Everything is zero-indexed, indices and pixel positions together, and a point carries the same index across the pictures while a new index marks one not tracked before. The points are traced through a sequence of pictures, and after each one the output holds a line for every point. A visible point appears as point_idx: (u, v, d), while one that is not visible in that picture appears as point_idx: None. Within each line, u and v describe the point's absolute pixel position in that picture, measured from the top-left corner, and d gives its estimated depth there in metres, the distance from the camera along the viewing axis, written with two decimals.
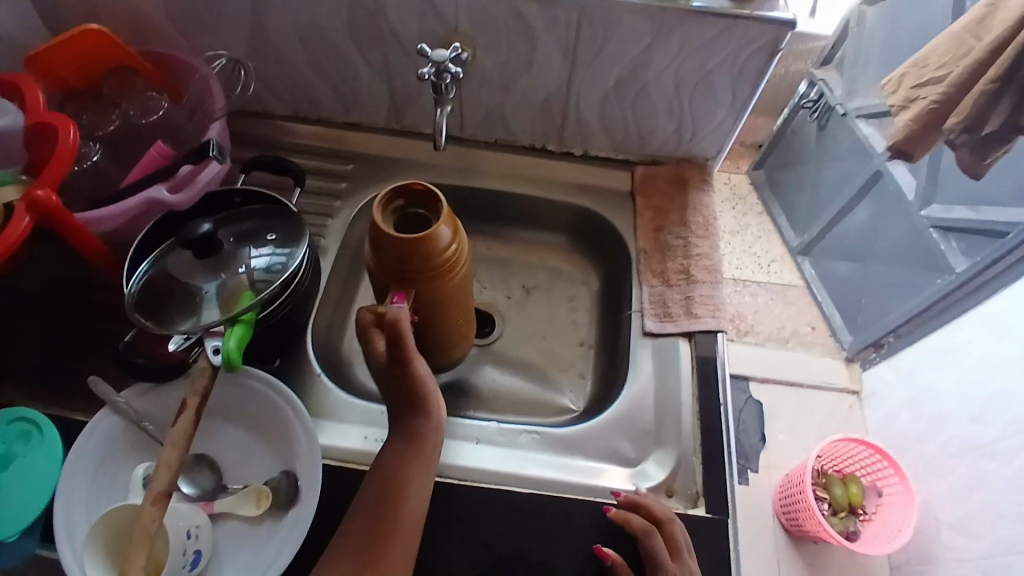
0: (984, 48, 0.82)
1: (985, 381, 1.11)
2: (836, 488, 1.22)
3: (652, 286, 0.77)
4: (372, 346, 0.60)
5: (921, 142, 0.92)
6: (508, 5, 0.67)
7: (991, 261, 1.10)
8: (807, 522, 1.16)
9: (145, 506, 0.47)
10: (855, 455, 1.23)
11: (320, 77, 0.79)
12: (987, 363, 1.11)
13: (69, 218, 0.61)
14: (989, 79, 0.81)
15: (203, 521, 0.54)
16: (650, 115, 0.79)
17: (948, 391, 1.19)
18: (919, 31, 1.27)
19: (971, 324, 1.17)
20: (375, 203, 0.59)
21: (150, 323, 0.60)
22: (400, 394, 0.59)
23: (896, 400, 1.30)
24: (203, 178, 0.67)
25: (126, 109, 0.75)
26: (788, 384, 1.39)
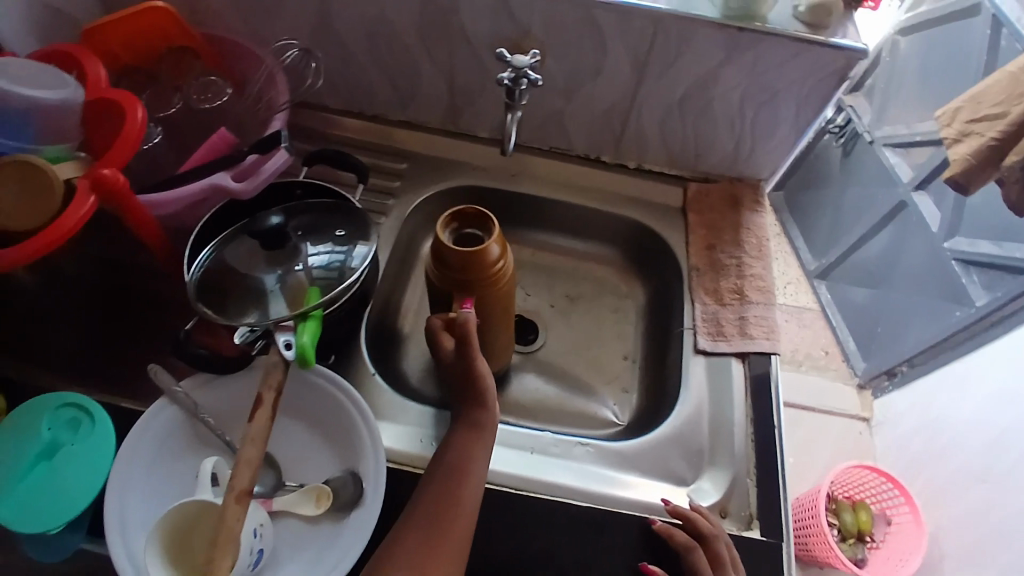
0: None
1: (995, 417, 1.10)
2: (847, 514, 1.20)
3: (705, 304, 0.76)
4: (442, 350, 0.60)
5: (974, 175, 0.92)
6: (584, 13, 0.67)
7: (1011, 297, 1.11)
8: (817, 548, 1.15)
9: (230, 503, 0.47)
10: (866, 483, 1.22)
11: (381, 72, 0.79)
12: (999, 397, 1.10)
13: (133, 200, 0.59)
14: None
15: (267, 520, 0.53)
16: (709, 133, 0.79)
17: (961, 421, 1.17)
18: (949, 64, 1.29)
19: (985, 357, 1.16)
20: (435, 223, 0.60)
21: (212, 312, 0.58)
22: (465, 385, 0.59)
23: (908, 427, 1.27)
24: (267, 169, 0.66)
25: (186, 92, 0.73)
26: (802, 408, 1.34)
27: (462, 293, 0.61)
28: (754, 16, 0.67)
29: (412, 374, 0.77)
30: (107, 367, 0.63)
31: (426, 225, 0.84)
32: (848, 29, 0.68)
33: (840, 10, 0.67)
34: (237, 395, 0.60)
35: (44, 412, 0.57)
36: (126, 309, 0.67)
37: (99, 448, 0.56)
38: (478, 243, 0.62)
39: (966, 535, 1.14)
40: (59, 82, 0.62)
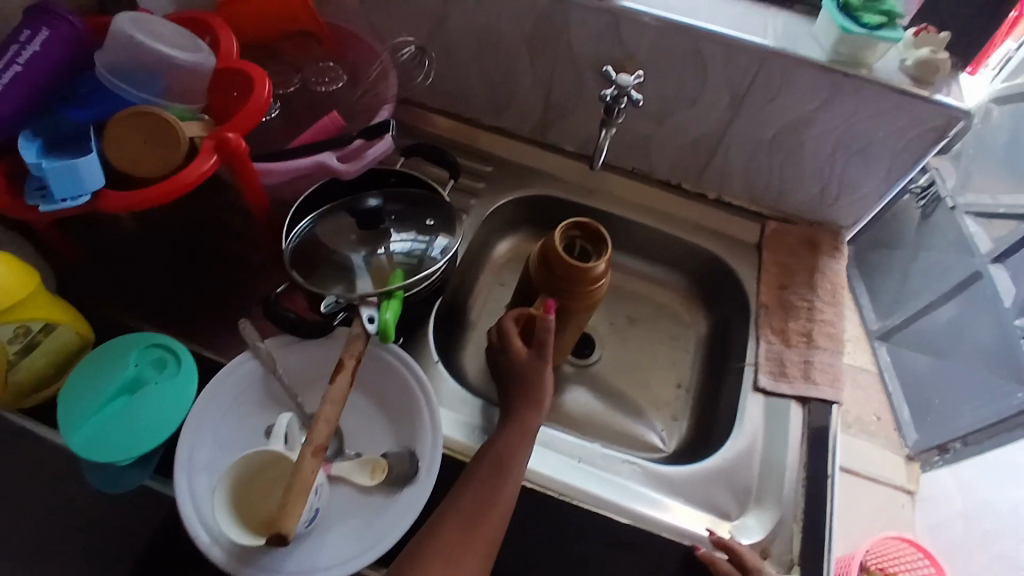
0: None
1: None
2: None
3: (770, 342, 0.76)
4: (508, 337, 0.63)
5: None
6: (691, 42, 0.69)
7: None
8: None
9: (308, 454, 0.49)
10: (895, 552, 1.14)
11: (482, 78, 0.82)
12: None
13: (248, 165, 0.64)
14: None
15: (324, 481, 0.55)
16: (796, 174, 0.79)
17: None
18: None
19: None
20: (557, 228, 0.63)
21: (300, 278, 0.62)
22: (516, 376, 0.62)
23: None
24: (369, 155, 0.69)
25: (305, 74, 0.78)
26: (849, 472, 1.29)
27: (550, 295, 0.65)
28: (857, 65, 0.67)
29: (469, 370, 0.79)
30: (194, 317, 0.67)
31: (500, 229, 0.87)
32: (953, 87, 0.67)
33: (948, 68, 0.67)
34: (313, 360, 0.63)
35: (131, 349, 0.60)
36: (219, 266, 0.71)
37: (177, 389, 0.59)
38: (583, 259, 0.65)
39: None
40: (194, 47, 0.68)
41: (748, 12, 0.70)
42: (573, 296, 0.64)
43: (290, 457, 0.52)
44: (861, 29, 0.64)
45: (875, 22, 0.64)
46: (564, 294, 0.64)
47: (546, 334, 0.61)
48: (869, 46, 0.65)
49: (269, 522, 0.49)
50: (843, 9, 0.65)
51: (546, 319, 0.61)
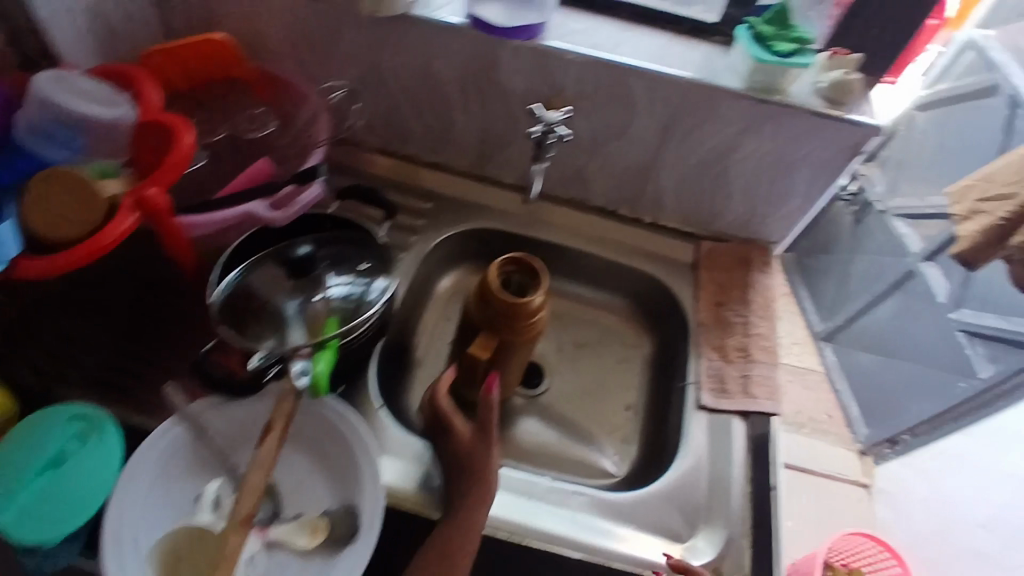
0: None
1: None
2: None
3: (710, 359, 0.77)
4: (444, 411, 0.63)
5: (983, 252, 0.83)
6: (615, 77, 0.71)
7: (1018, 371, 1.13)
8: None
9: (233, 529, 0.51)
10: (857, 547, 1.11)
11: (416, 117, 0.82)
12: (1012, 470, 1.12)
13: (169, 220, 0.63)
14: None
15: (258, 549, 0.56)
16: (724, 196, 0.82)
17: None
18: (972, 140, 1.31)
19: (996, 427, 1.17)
20: (491, 265, 0.63)
21: (233, 333, 0.61)
22: (457, 458, 0.61)
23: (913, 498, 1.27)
24: (299, 202, 0.71)
25: (232, 124, 0.76)
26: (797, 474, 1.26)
27: (490, 332, 0.64)
28: (775, 90, 0.70)
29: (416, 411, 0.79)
30: (123, 380, 0.65)
31: (442, 264, 0.87)
32: (864, 107, 0.71)
33: (859, 89, 0.70)
34: (247, 419, 0.63)
35: (55, 423, 0.57)
36: (149, 324, 0.69)
37: (106, 463, 0.57)
38: (522, 295, 0.65)
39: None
40: (114, 101, 0.66)
41: (668, 45, 0.74)
42: (515, 333, 0.64)
43: (215, 528, 0.57)
44: (776, 56, 0.66)
45: (786, 50, 0.66)
46: (505, 331, 0.64)
47: (487, 409, 0.62)
48: (784, 72, 0.68)
49: None
50: (760, 38, 0.68)
51: (489, 398, 0.61)
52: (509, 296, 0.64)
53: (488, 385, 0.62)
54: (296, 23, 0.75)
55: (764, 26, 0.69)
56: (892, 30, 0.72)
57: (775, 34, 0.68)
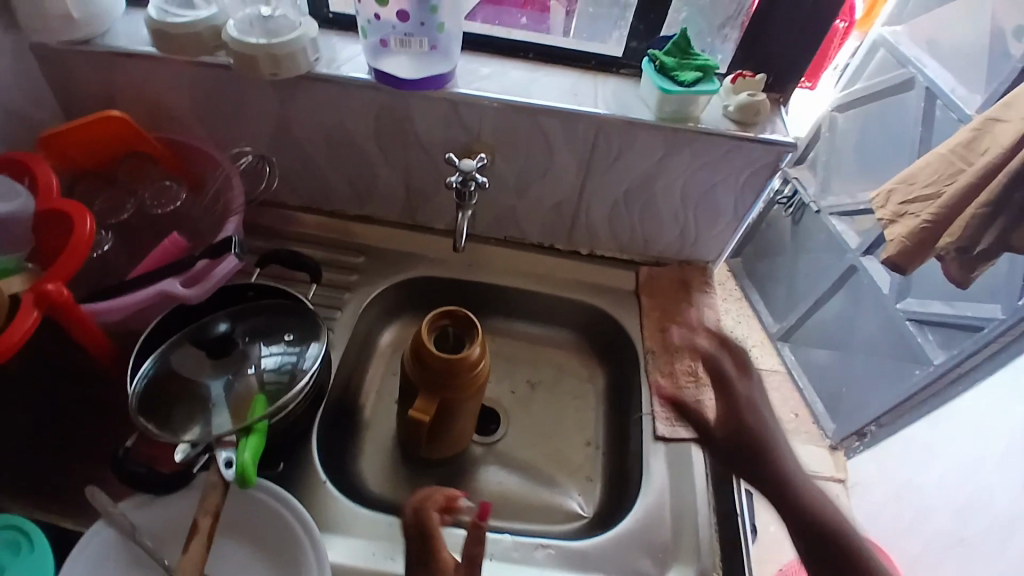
0: (977, 170, 0.77)
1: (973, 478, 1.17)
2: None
3: (661, 387, 0.77)
4: (434, 526, 0.57)
5: (912, 257, 0.83)
6: (529, 118, 0.71)
7: (968, 354, 1.13)
8: None
9: None
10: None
11: (339, 174, 0.80)
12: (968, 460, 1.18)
13: (78, 312, 0.58)
14: (982, 201, 0.76)
15: None
16: (655, 223, 0.83)
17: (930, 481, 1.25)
18: (891, 133, 1.37)
19: (956, 418, 1.20)
20: (423, 322, 0.61)
21: (153, 427, 0.57)
22: None
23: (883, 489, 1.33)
24: (218, 273, 0.65)
25: (141, 197, 0.73)
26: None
27: (429, 390, 0.61)
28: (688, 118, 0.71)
29: (369, 476, 0.75)
30: (50, 483, 0.61)
31: (382, 318, 0.85)
32: (775, 126, 0.73)
33: (766, 109, 0.72)
34: (178, 517, 0.57)
35: None
36: (78, 418, 0.65)
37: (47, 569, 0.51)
38: (459, 349, 0.63)
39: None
40: (10, 191, 0.61)
41: (579, 82, 0.75)
42: (457, 390, 0.61)
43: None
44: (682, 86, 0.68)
45: (690, 80, 0.68)
46: (446, 388, 0.61)
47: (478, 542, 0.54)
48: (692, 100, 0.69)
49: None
50: (666, 68, 0.69)
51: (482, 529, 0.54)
52: (445, 352, 0.61)
53: (456, 496, 0.59)
54: (199, 92, 0.73)
55: (666, 55, 0.71)
56: (792, 47, 0.74)
57: (679, 64, 0.70)
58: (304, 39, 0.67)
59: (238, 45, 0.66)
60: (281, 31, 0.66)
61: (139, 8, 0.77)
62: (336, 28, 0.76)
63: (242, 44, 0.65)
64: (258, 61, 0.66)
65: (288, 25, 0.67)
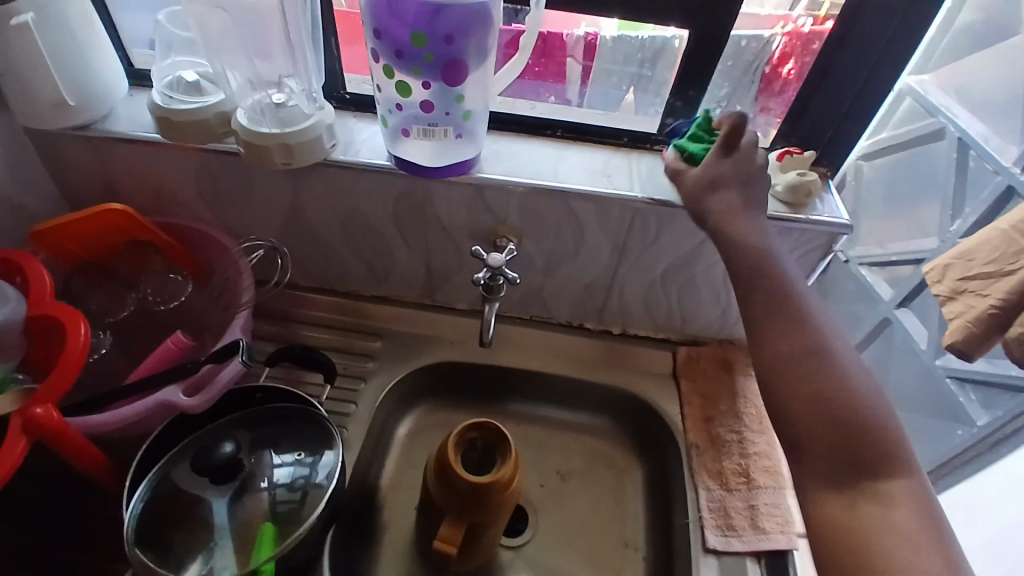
0: None
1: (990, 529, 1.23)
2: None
3: (709, 489, 0.69)
4: None
5: (980, 343, 0.75)
6: (559, 201, 0.66)
7: None
8: None
9: None
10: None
11: (355, 257, 0.76)
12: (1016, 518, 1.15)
13: (71, 434, 0.53)
14: None
15: None
16: (695, 302, 0.76)
17: None
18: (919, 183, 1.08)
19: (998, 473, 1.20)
20: (449, 436, 0.55)
21: (151, 561, 0.52)
22: None
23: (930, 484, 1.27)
24: (221, 381, 0.60)
25: (141, 291, 0.70)
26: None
27: (457, 515, 0.55)
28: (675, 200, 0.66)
29: None
30: None
31: (399, 408, 0.78)
32: (829, 207, 0.67)
33: (818, 188, 0.66)
34: None
35: None
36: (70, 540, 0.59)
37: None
38: (489, 467, 0.57)
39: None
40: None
41: (611, 160, 0.71)
42: (490, 512, 0.55)
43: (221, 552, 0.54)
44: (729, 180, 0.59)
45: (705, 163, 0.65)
46: (479, 512, 0.55)
47: None
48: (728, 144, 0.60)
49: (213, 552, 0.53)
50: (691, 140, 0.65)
51: None
52: (473, 473, 0.55)
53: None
54: (207, 176, 0.69)
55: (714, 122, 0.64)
56: (840, 123, 0.70)
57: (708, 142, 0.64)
58: (320, 126, 0.63)
59: (247, 134, 0.62)
60: (294, 119, 0.63)
61: (143, 88, 0.74)
62: (353, 108, 0.73)
63: (253, 134, 0.62)
64: (270, 152, 0.62)
65: (302, 112, 0.64)
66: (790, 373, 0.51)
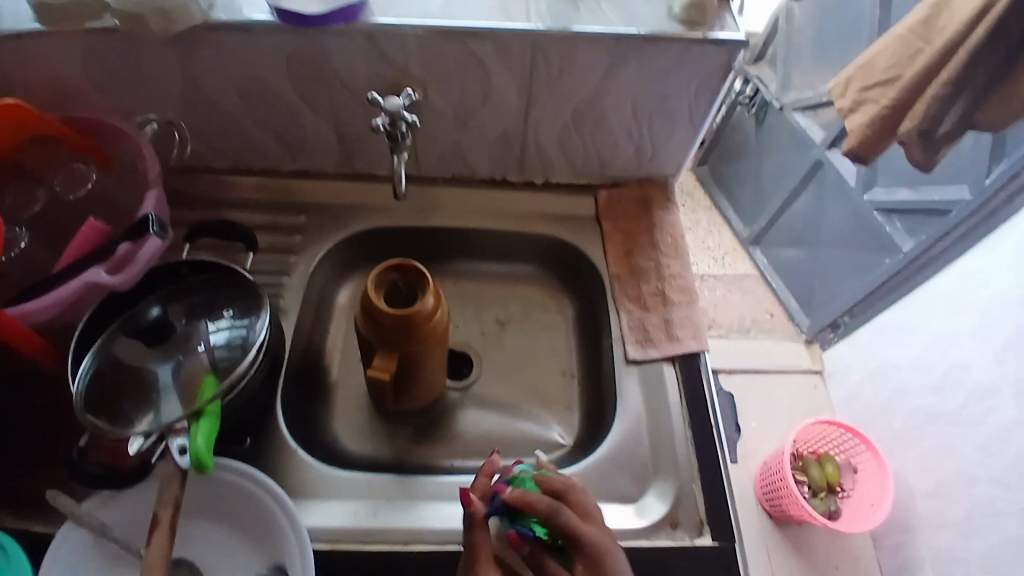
0: (934, 49, 0.80)
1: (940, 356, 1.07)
2: (814, 470, 1.18)
3: (630, 312, 0.76)
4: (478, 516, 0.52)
5: (875, 143, 0.89)
6: (457, 43, 0.65)
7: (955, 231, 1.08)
8: (790, 507, 1.14)
9: None
10: (823, 439, 1.21)
11: (264, 130, 0.75)
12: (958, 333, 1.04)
13: (1, 317, 0.54)
14: (941, 82, 0.79)
15: None
16: (609, 141, 0.78)
17: (905, 365, 1.15)
18: (853, 13, 1.24)
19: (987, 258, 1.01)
20: (369, 278, 0.59)
21: (103, 424, 0.55)
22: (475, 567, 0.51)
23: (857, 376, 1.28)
24: (144, 256, 0.61)
25: (50, 184, 0.68)
26: (753, 372, 1.37)
27: (389, 348, 0.60)
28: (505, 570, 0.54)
29: (346, 437, 0.74)
30: (8, 495, 0.59)
31: (337, 276, 0.81)
32: (727, 21, 0.67)
33: (715, 5, 0.66)
34: (142, 508, 0.57)
35: None
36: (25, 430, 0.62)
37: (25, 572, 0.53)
38: (411, 304, 0.61)
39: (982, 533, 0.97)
40: None
41: None
42: (419, 343, 0.60)
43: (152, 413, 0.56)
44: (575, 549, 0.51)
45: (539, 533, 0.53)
46: (408, 344, 0.60)
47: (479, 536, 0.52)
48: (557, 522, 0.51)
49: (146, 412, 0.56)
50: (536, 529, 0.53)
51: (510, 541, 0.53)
52: (397, 308, 0.59)
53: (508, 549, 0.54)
54: (86, 57, 0.65)
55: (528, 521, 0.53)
56: None
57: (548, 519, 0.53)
58: None
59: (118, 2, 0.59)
60: None
61: None
62: None
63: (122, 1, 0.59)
64: (146, 18, 0.59)
65: None
66: None
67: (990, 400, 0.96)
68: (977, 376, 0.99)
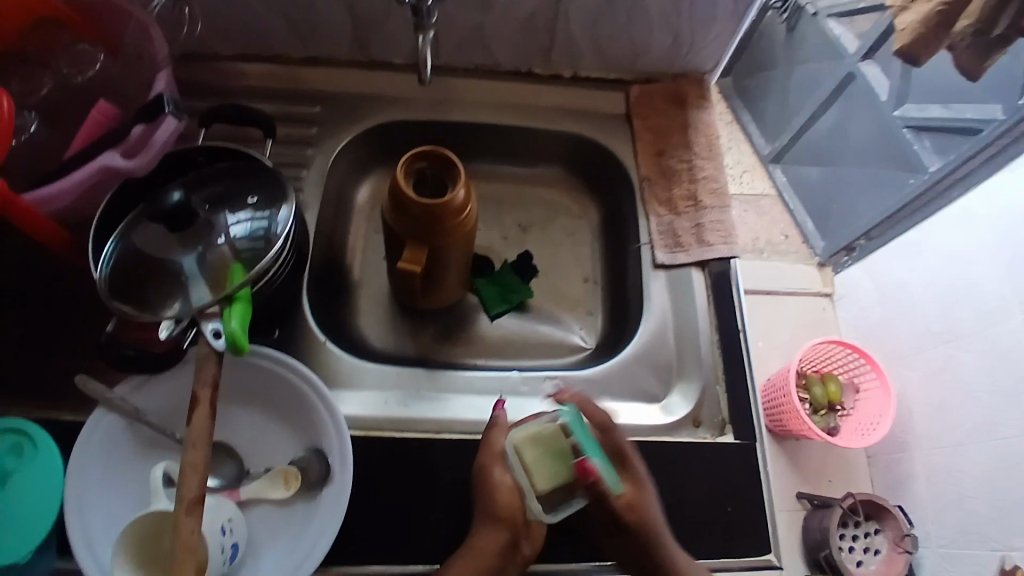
0: None
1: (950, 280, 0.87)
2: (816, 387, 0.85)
3: (659, 216, 0.75)
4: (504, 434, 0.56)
5: (927, 45, 0.66)
6: None
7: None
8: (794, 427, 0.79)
9: (178, 517, 0.45)
10: (828, 354, 0.86)
11: (274, 9, 0.69)
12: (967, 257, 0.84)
13: (18, 202, 0.52)
14: None
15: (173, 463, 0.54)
16: (644, 28, 0.73)
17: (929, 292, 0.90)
18: None
19: None
20: (396, 168, 0.56)
21: (130, 308, 0.54)
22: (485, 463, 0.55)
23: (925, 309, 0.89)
24: (159, 139, 0.58)
25: (56, 68, 0.64)
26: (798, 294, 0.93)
27: (417, 240, 0.58)
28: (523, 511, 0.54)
29: (370, 335, 0.74)
30: (40, 386, 0.59)
31: (355, 171, 0.78)
32: None
33: None
34: (174, 394, 0.57)
35: None
36: (41, 323, 0.61)
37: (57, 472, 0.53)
38: (441, 195, 0.58)
39: (971, 453, 0.79)
40: None
41: None
42: (447, 237, 0.58)
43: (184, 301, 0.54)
44: None
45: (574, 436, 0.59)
46: (438, 236, 0.58)
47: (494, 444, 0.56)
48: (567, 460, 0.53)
49: (174, 295, 0.55)
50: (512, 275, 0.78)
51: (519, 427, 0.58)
52: (424, 197, 0.57)
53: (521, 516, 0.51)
54: None
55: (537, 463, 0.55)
56: None
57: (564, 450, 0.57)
58: None
59: None
60: None
61: None
62: None
63: None
64: None
65: None
66: (735, 488, 0.61)
67: (994, 324, 0.80)
68: (986, 297, 0.82)
